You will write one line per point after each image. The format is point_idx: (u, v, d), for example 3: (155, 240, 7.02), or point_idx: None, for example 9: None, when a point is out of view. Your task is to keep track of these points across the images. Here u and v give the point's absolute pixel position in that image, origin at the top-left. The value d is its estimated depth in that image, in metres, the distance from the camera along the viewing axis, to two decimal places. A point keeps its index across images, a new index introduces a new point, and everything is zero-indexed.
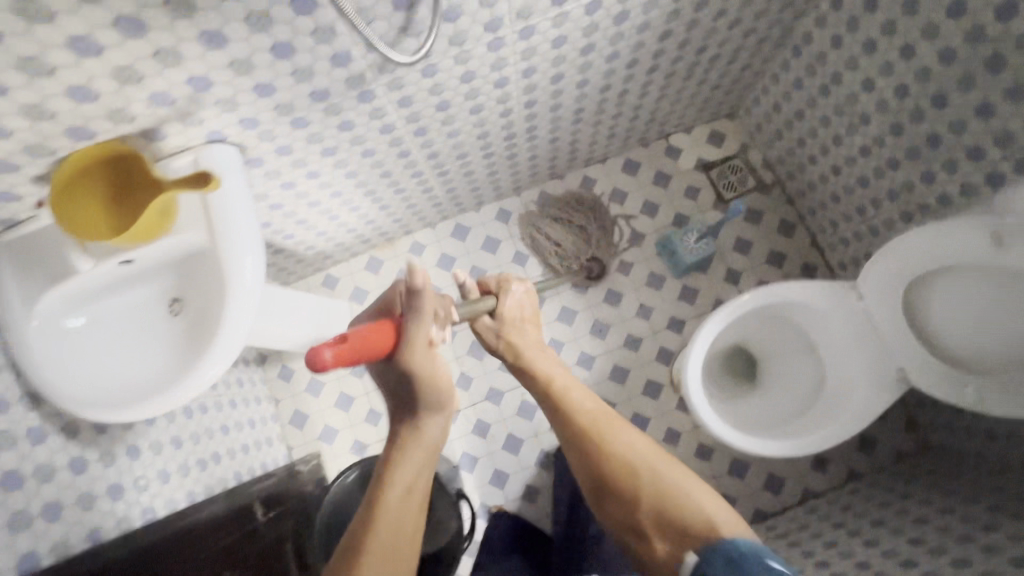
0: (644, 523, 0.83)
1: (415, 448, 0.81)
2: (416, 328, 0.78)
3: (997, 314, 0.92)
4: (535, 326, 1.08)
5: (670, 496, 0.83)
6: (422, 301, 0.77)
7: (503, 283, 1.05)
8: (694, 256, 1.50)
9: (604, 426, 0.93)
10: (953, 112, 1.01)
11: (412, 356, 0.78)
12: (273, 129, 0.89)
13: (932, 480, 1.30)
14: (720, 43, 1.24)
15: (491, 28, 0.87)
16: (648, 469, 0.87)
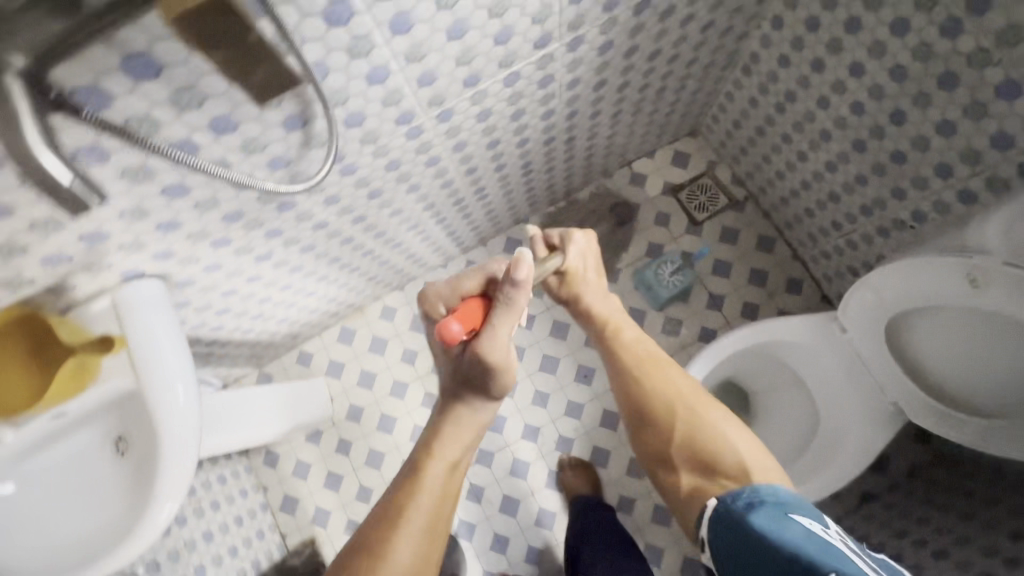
0: (673, 454, 0.88)
1: (467, 415, 0.82)
2: (502, 321, 0.77)
3: (988, 354, 0.83)
4: (598, 275, 1.00)
5: (701, 436, 0.86)
6: (516, 297, 0.76)
7: (567, 236, 0.95)
8: (669, 287, 1.47)
9: (650, 363, 0.93)
10: (914, 130, 0.94)
11: (493, 345, 0.76)
12: (193, 254, 0.84)
13: (950, 499, 1.22)
14: (664, 77, 1.18)
15: (403, 121, 0.80)
16: (690, 412, 0.88)
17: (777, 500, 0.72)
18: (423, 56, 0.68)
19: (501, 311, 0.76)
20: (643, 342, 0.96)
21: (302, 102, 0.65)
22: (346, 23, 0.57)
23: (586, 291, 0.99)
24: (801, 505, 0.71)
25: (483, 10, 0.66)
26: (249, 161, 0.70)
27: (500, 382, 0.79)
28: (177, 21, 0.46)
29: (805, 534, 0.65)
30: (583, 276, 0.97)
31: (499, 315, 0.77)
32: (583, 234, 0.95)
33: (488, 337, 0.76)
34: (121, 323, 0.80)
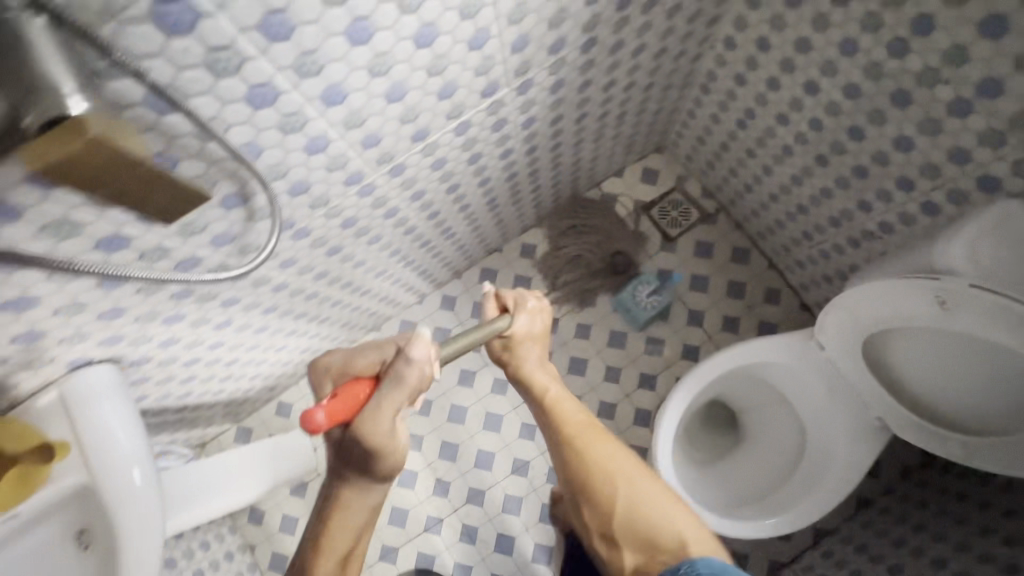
0: (615, 534, 0.71)
1: (355, 501, 0.77)
2: (385, 398, 0.73)
3: (969, 372, 0.81)
4: (543, 339, 0.89)
5: (642, 511, 0.70)
6: (405, 373, 0.74)
7: (518, 297, 0.87)
8: (645, 309, 1.47)
9: (585, 431, 0.79)
10: (873, 146, 0.94)
11: (370, 424, 0.73)
12: (143, 334, 0.80)
13: (944, 503, 1.21)
14: (623, 104, 1.17)
15: (353, 182, 0.77)
16: (627, 484, 0.73)
17: (712, 572, 0.61)
18: (363, 120, 0.65)
19: (385, 388, 0.74)
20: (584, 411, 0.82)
21: (239, 182, 0.62)
22: (273, 103, 0.54)
23: (525, 357, 0.87)
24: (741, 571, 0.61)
25: (421, 70, 0.64)
26: (190, 241, 0.66)
27: (382, 463, 0.75)
28: (46, 171, 0.42)
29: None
30: (524, 336, 0.86)
31: (381, 392, 0.73)
32: (536, 299, 0.87)
33: (367, 416, 0.73)
34: (70, 418, 0.76)
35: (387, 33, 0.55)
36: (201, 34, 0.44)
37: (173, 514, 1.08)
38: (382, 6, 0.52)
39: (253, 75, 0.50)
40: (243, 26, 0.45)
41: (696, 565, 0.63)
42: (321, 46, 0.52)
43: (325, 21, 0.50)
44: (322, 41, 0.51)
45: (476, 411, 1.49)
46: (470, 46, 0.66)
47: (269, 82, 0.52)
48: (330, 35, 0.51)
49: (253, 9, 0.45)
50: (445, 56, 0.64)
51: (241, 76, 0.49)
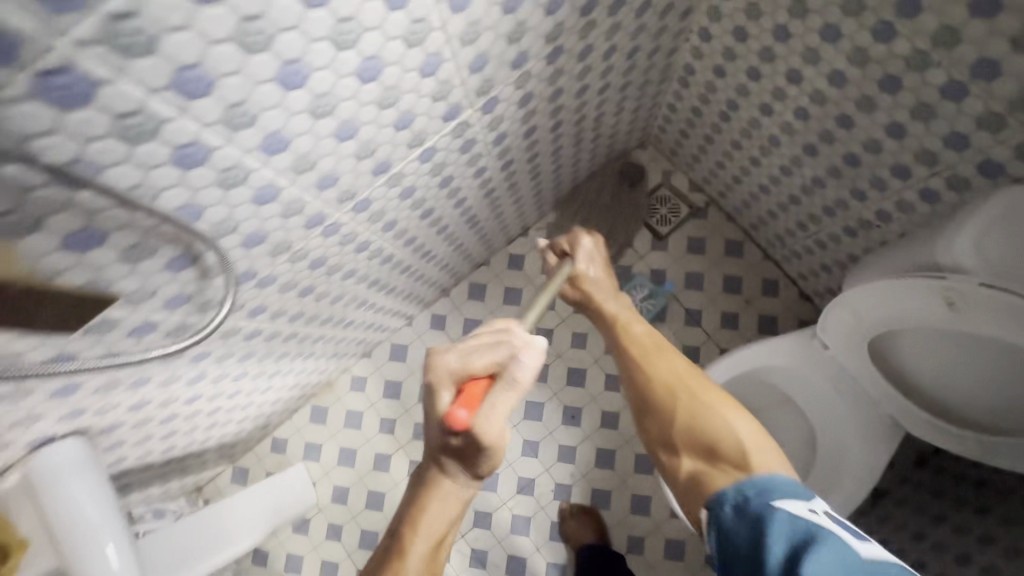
0: (678, 442, 0.80)
1: (451, 491, 0.73)
2: (502, 402, 0.69)
3: (986, 368, 0.77)
4: (611, 277, 0.97)
5: (703, 420, 0.78)
6: (521, 375, 0.70)
7: (574, 240, 0.96)
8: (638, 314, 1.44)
9: (653, 351, 0.87)
10: (864, 133, 0.89)
11: (490, 426, 0.67)
12: (107, 403, 0.76)
13: (961, 491, 1.17)
14: (599, 108, 1.12)
15: (313, 224, 0.72)
16: (692, 398, 0.81)
17: (760, 489, 0.66)
18: (314, 162, 0.60)
19: (503, 390, 0.69)
20: (653, 334, 0.90)
21: (183, 244, 0.56)
22: (205, 161, 0.49)
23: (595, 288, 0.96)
24: (790, 489, 0.65)
25: (371, 104, 0.58)
26: (139, 309, 0.61)
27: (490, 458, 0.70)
28: None
29: (792, 524, 0.59)
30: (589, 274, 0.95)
31: (501, 395, 0.69)
32: (590, 239, 0.96)
33: (488, 419, 0.67)
34: (35, 501, 0.73)
35: (325, 73, 0.50)
36: (103, 103, 0.39)
37: (200, 564, 1.08)
38: (314, 46, 0.47)
39: (174, 136, 0.44)
40: (151, 89, 0.40)
41: (745, 487, 0.67)
42: (249, 96, 0.46)
43: (249, 70, 0.44)
44: (250, 91, 0.46)
45: None
46: (422, 74, 0.60)
47: (195, 141, 0.46)
48: (258, 83, 0.46)
49: (159, 70, 0.39)
50: (395, 87, 0.59)
51: (159, 139, 0.44)
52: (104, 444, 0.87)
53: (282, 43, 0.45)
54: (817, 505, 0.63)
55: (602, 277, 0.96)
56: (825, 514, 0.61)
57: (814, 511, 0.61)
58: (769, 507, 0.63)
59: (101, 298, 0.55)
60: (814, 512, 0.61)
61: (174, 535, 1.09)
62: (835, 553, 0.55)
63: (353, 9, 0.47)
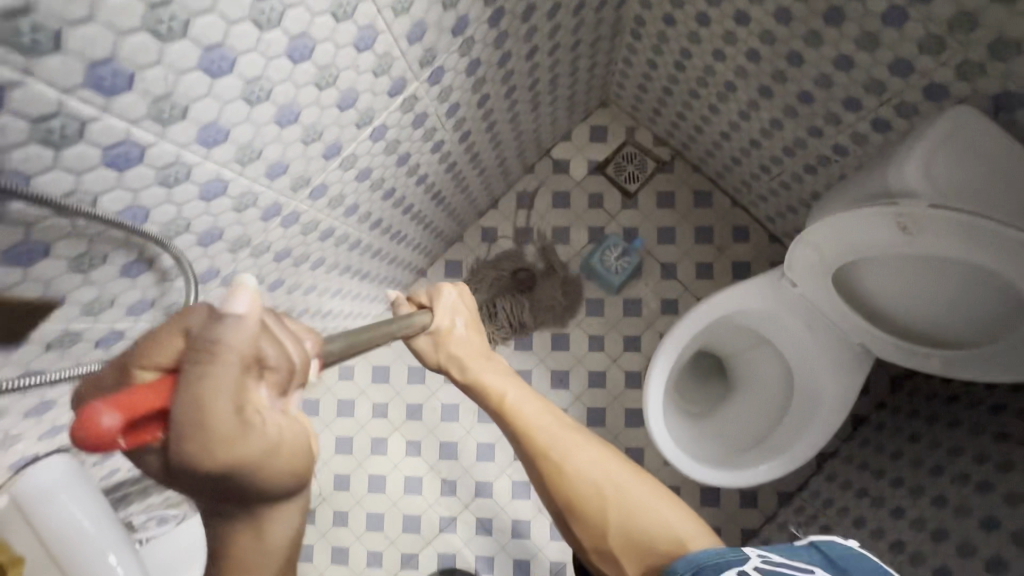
0: (614, 548, 0.66)
1: (251, 545, 0.41)
2: (213, 383, 0.34)
3: (942, 287, 0.79)
4: (481, 333, 0.84)
5: (635, 517, 0.66)
6: (227, 338, 0.36)
7: (435, 292, 0.82)
8: (615, 273, 1.43)
9: (563, 440, 0.71)
10: (814, 69, 0.90)
11: (198, 437, 0.33)
12: None
13: (934, 408, 1.22)
14: (553, 70, 1.11)
15: (270, 215, 0.70)
16: (619, 493, 0.67)
17: (695, 566, 0.57)
18: (259, 151, 0.59)
19: (199, 366, 0.35)
20: (548, 414, 0.75)
21: (135, 247, 0.56)
22: (141, 160, 0.48)
23: (468, 358, 0.80)
24: (718, 557, 0.57)
25: (309, 85, 0.57)
26: (102, 318, 0.61)
27: (263, 484, 0.38)
28: None
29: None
30: (455, 331, 0.81)
31: (204, 373, 0.34)
32: (454, 288, 0.83)
33: (186, 427, 0.33)
34: (27, 520, 0.74)
35: (252, 55, 0.49)
36: (16, 107, 0.37)
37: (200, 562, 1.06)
38: (235, 28, 0.46)
39: (102, 135, 0.43)
40: (65, 88, 0.39)
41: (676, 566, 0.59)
42: (175, 87, 0.45)
43: (168, 59, 0.43)
44: (175, 81, 0.45)
45: (468, 405, 1.47)
46: (358, 48, 0.59)
47: (126, 139, 0.45)
48: (181, 73, 0.45)
49: (69, 67, 0.38)
50: (332, 64, 0.57)
51: (87, 141, 0.43)
52: (93, 458, 0.87)
53: (199, 27, 0.43)
54: (744, 562, 0.56)
55: (472, 336, 0.82)
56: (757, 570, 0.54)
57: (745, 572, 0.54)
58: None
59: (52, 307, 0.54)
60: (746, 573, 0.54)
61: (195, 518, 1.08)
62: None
63: None
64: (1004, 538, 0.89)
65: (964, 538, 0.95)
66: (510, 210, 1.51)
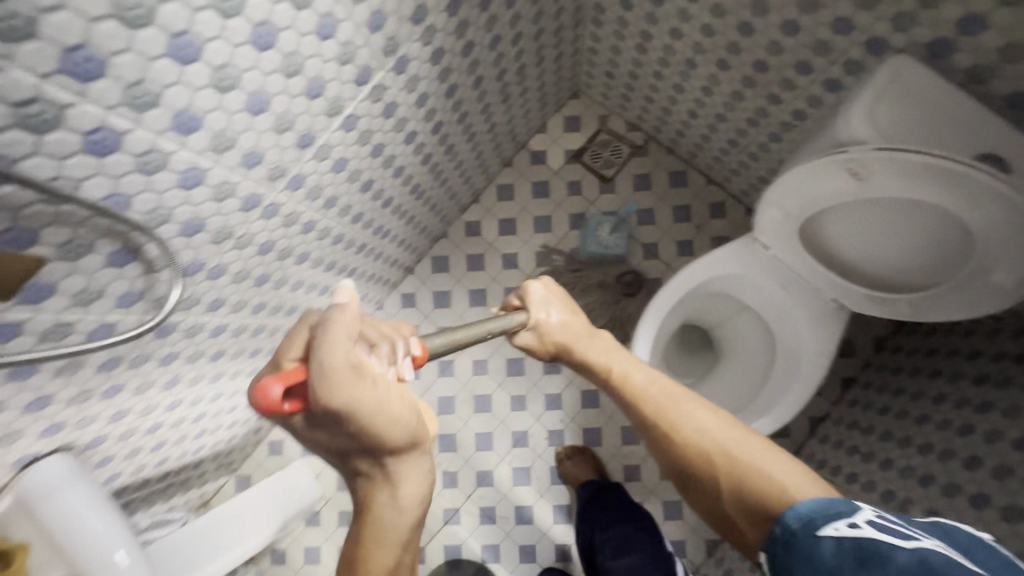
0: (730, 511, 0.64)
1: (389, 497, 0.57)
2: (329, 350, 0.47)
3: (912, 231, 0.82)
4: (577, 316, 0.88)
5: (746, 478, 0.63)
6: (333, 320, 0.49)
7: (523, 292, 0.87)
8: (612, 246, 1.47)
9: (676, 408, 0.72)
10: (765, 38, 0.94)
11: (327, 389, 0.46)
12: (85, 416, 0.78)
13: (917, 362, 1.24)
14: (519, 60, 1.14)
15: (250, 206, 0.73)
16: (725, 455, 0.65)
17: (803, 517, 0.55)
18: (234, 139, 0.62)
19: (318, 342, 0.48)
20: (659, 385, 0.76)
21: (119, 236, 0.59)
22: (119, 147, 0.51)
23: (572, 342, 0.85)
24: (830, 510, 0.54)
25: (276, 73, 0.61)
26: (92, 310, 0.63)
27: (388, 432, 0.51)
28: None
29: (843, 554, 0.50)
30: (552, 323, 0.85)
31: (322, 345, 0.48)
32: (541, 283, 0.88)
33: (317, 382, 0.47)
34: (31, 517, 0.76)
35: (218, 43, 0.52)
36: None
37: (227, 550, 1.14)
38: (199, 16, 0.49)
39: (79, 121, 0.47)
40: (42, 74, 0.42)
41: (786, 521, 0.56)
42: (146, 73, 0.49)
43: (138, 46, 0.47)
44: (146, 68, 0.48)
45: (464, 397, 1.49)
46: (320, 36, 0.62)
47: (103, 126, 0.49)
48: (151, 59, 0.48)
49: (43, 54, 0.42)
50: (296, 52, 0.61)
51: (66, 126, 0.47)
52: (93, 460, 0.89)
53: (164, 15, 0.47)
54: (855, 515, 0.53)
55: (572, 321, 0.86)
56: (868, 523, 0.52)
57: (854, 525, 0.52)
58: (815, 539, 0.53)
59: (39, 295, 0.57)
60: (857, 525, 0.52)
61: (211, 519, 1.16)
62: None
63: None
64: (986, 474, 0.91)
65: (950, 479, 0.97)
66: (492, 204, 1.55)
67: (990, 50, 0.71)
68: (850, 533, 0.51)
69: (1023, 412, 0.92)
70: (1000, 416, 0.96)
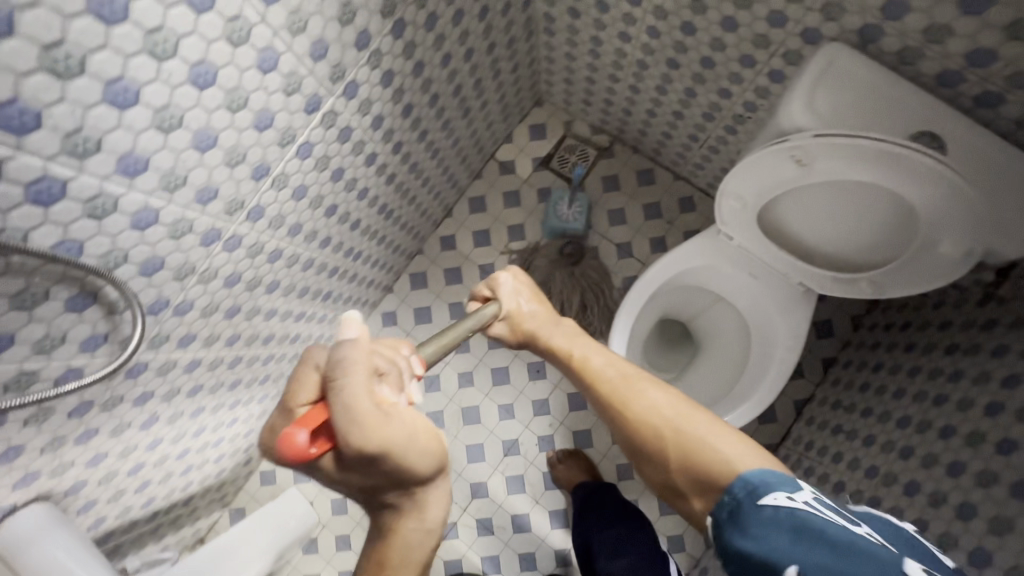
0: (679, 484, 0.64)
1: (416, 525, 0.53)
2: (351, 390, 0.47)
3: (858, 210, 0.84)
4: (545, 305, 0.88)
5: (692, 452, 0.63)
6: (349, 357, 0.48)
7: (493, 283, 0.87)
8: (574, 222, 1.48)
9: (629, 388, 0.73)
10: (707, 35, 0.97)
11: (357, 433, 0.46)
12: (61, 462, 0.78)
13: (892, 337, 1.26)
14: (475, 75, 1.16)
15: (209, 240, 0.73)
16: (675, 430, 0.66)
17: (747, 485, 0.57)
18: (185, 177, 0.63)
19: (338, 383, 0.47)
20: (616, 365, 0.77)
21: (75, 281, 0.59)
22: (65, 194, 0.52)
23: (538, 327, 0.85)
24: (772, 478, 0.57)
25: (220, 109, 0.62)
26: (55, 356, 0.63)
27: (419, 464, 0.49)
28: None
29: (780, 523, 0.53)
30: (524, 312, 0.85)
31: (342, 386, 0.47)
32: (509, 274, 0.87)
33: (346, 425, 0.46)
34: (12, 568, 0.77)
35: (156, 85, 0.54)
36: None
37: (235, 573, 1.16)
38: (133, 61, 0.51)
39: (21, 173, 0.48)
40: None
41: (732, 489, 0.58)
42: (84, 121, 0.50)
43: (72, 95, 0.48)
44: (83, 115, 0.50)
45: (452, 411, 1.49)
46: (262, 70, 0.64)
47: (45, 175, 0.50)
48: (88, 107, 0.50)
49: None
50: (238, 87, 0.62)
51: (7, 179, 0.48)
52: (75, 506, 0.89)
53: (96, 63, 0.48)
54: (797, 491, 0.56)
55: (540, 310, 0.86)
56: (806, 499, 0.54)
57: (793, 498, 0.54)
58: (756, 506, 0.55)
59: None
60: (795, 500, 0.55)
61: (202, 553, 1.14)
62: (830, 556, 0.49)
63: (159, 18, 0.51)
64: (960, 442, 0.92)
65: (928, 451, 0.98)
66: (465, 216, 1.56)
67: (914, 32, 0.74)
68: (787, 504, 0.54)
69: (991, 379, 0.94)
70: (970, 383, 0.98)
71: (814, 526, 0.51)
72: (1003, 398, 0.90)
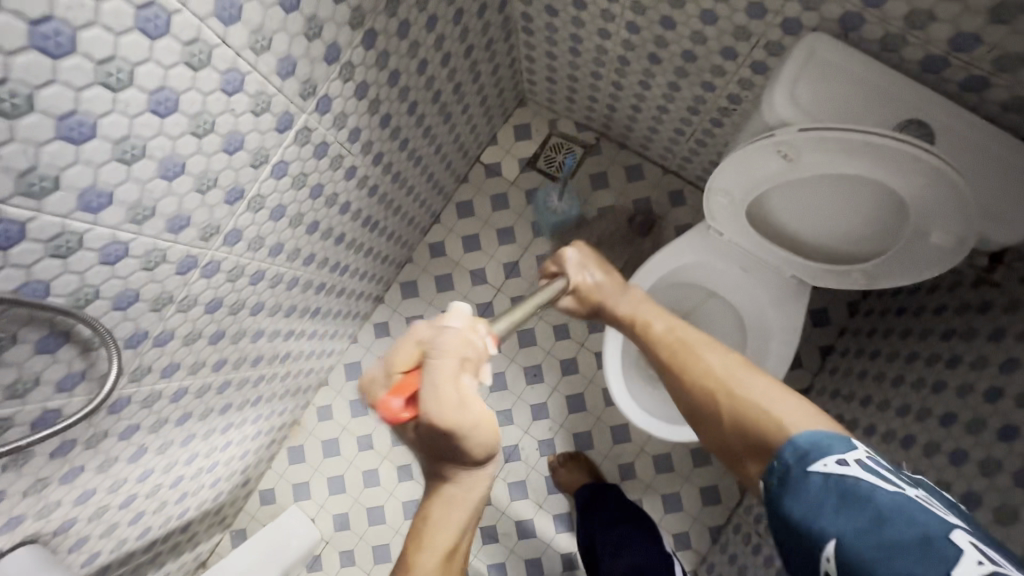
0: (732, 442, 0.67)
1: (459, 496, 0.61)
2: (443, 374, 0.57)
3: (849, 201, 0.83)
4: (612, 277, 0.94)
5: (748, 414, 0.66)
6: (447, 344, 0.59)
7: (558, 258, 0.94)
8: (567, 210, 1.50)
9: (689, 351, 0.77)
10: (686, 28, 0.95)
11: (438, 407, 0.55)
12: (46, 503, 0.76)
13: (889, 323, 1.25)
14: (453, 79, 1.14)
15: (185, 268, 0.71)
16: (727, 390, 0.69)
17: (797, 452, 0.58)
18: (152, 208, 0.61)
19: (433, 364, 0.57)
20: (676, 330, 0.82)
21: (44, 323, 0.57)
22: (24, 236, 0.50)
23: (605, 295, 0.92)
24: (823, 443, 0.56)
25: (185, 136, 0.60)
26: (29, 399, 0.61)
27: (474, 443, 0.56)
28: None
29: (827, 489, 0.53)
30: (589, 284, 0.92)
31: (436, 367, 0.57)
32: (575, 249, 0.95)
33: (431, 399, 0.55)
34: None
35: (113, 116, 0.52)
36: None
37: None
38: (84, 94, 0.49)
39: None
40: None
41: (783, 455, 0.59)
42: (38, 160, 0.48)
43: (22, 134, 0.46)
44: (36, 154, 0.48)
45: None
46: (226, 92, 0.61)
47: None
48: (41, 145, 0.48)
49: None
50: (203, 112, 0.60)
51: None
52: (67, 544, 0.87)
53: (45, 99, 0.46)
54: (848, 455, 0.55)
55: (607, 282, 0.93)
56: (857, 463, 0.54)
57: (843, 463, 0.54)
58: (805, 473, 0.55)
59: None
60: (846, 465, 0.54)
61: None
62: (876, 521, 0.48)
63: (111, 48, 0.49)
64: (961, 430, 0.91)
65: (929, 438, 0.97)
66: (453, 221, 1.54)
67: (896, 18, 0.72)
68: (837, 470, 0.53)
69: (990, 365, 0.93)
70: (969, 369, 0.97)
71: (862, 491, 0.51)
72: (1003, 382, 0.89)
